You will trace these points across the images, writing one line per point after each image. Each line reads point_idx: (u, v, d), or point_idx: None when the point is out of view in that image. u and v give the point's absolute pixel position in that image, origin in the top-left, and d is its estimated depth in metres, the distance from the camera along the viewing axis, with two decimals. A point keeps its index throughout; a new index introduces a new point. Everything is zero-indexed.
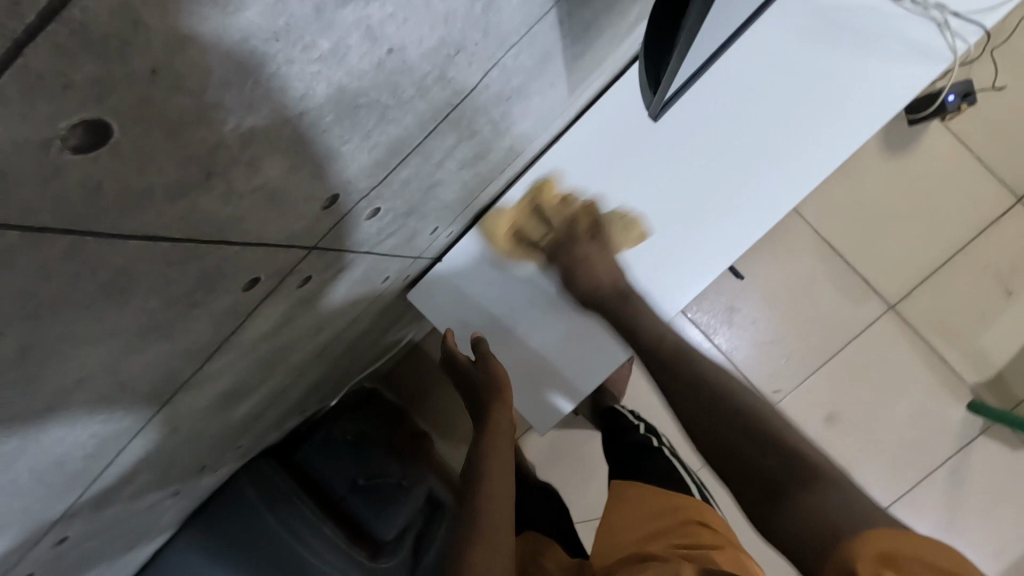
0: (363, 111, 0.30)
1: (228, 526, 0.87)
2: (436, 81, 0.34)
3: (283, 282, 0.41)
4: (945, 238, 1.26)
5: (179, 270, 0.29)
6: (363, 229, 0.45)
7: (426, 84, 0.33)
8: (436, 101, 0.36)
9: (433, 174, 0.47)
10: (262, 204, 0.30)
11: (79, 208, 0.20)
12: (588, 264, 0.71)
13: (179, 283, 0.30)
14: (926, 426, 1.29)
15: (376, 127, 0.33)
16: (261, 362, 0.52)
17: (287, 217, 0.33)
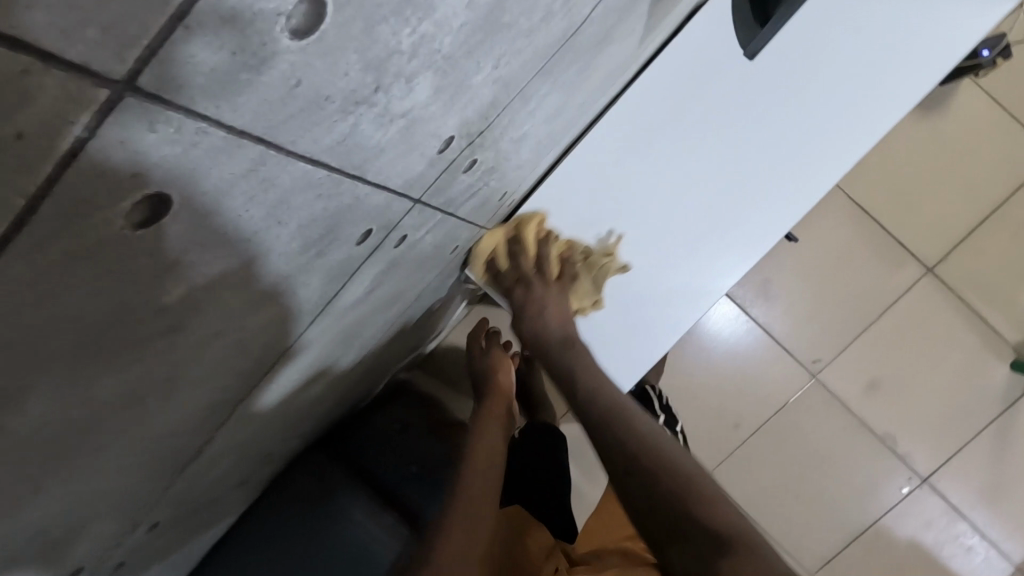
0: (503, 32, 0.28)
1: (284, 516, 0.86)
2: (562, 7, 0.32)
3: (385, 239, 0.39)
4: (982, 196, 1.24)
5: (322, 207, 0.27)
6: (456, 184, 0.43)
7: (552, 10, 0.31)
8: (554, 32, 0.34)
9: (522, 127, 0.45)
10: (400, 136, 0.28)
11: (272, 114, 0.19)
12: (539, 317, 0.69)
13: (317, 225, 0.28)
14: (968, 389, 1.28)
15: (504, 55, 0.31)
16: (344, 334, 0.51)
17: (413, 158, 0.31)
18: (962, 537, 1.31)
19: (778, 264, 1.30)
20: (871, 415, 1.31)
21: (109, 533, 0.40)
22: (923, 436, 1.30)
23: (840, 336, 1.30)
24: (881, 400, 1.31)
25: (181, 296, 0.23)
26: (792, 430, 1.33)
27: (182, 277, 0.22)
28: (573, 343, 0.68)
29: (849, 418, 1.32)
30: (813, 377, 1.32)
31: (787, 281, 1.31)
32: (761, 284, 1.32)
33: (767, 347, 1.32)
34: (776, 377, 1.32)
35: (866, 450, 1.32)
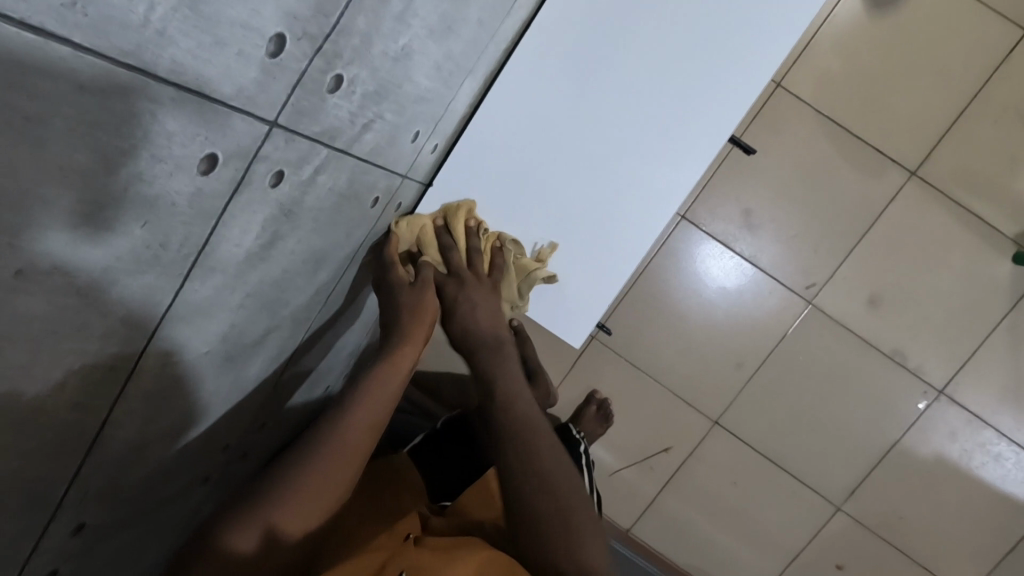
0: None
1: None
2: None
3: (251, 177, 0.36)
4: (956, 87, 1.18)
5: (100, 106, 0.24)
6: (330, 109, 0.39)
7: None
8: None
9: (396, 40, 0.41)
10: (186, 19, 0.25)
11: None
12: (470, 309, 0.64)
13: (110, 134, 0.25)
14: (973, 291, 1.22)
15: None
16: (257, 302, 0.48)
17: (230, 55, 0.28)
18: (990, 445, 1.26)
19: (755, 194, 1.26)
20: (876, 333, 1.26)
21: (13, 535, 0.37)
22: (932, 346, 1.25)
23: (831, 257, 1.25)
24: (882, 316, 1.26)
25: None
26: (796, 361, 1.29)
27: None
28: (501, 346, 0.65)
29: (853, 339, 1.27)
30: (809, 304, 1.27)
31: (768, 208, 1.26)
32: (739, 215, 1.27)
33: (757, 280, 1.28)
34: (771, 309, 1.28)
35: (876, 370, 1.27)
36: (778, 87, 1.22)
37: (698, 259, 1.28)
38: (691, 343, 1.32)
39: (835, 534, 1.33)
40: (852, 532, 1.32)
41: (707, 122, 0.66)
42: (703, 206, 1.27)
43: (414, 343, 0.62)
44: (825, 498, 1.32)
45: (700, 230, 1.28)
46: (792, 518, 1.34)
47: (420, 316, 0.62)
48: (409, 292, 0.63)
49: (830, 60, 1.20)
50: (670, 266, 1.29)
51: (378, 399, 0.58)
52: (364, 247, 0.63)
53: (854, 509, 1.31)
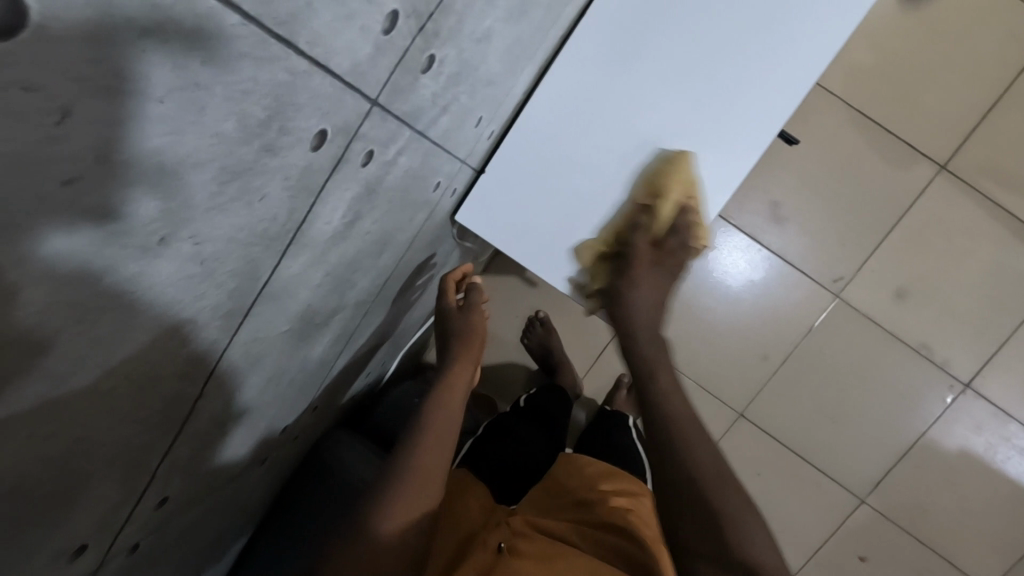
0: None
1: (305, 508, 0.79)
2: None
3: (349, 155, 0.37)
4: (987, 81, 1.19)
5: (253, 72, 0.24)
6: (419, 90, 0.39)
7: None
8: None
9: (481, 22, 0.42)
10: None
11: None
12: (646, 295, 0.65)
13: (258, 99, 0.26)
14: (1000, 285, 1.23)
15: None
16: (332, 282, 0.48)
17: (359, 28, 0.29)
18: (1014, 439, 1.26)
19: (783, 187, 1.26)
20: (902, 326, 1.27)
21: (112, 504, 0.38)
22: (957, 340, 1.25)
23: (858, 251, 1.26)
24: (908, 309, 1.26)
25: (95, 163, 0.21)
26: (822, 355, 1.29)
27: (87, 131, 0.20)
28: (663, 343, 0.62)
29: (878, 332, 1.27)
30: (836, 298, 1.28)
31: (797, 201, 1.26)
32: (768, 208, 1.27)
33: (784, 273, 1.28)
34: (797, 301, 1.29)
35: (902, 364, 1.28)
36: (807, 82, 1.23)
37: (726, 251, 1.29)
38: (718, 336, 1.32)
39: (859, 526, 1.33)
40: (876, 525, 1.33)
41: (763, 95, 0.66)
42: (731, 200, 1.27)
43: (466, 363, 0.72)
44: (849, 490, 1.33)
45: (727, 223, 1.28)
46: (816, 510, 1.35)
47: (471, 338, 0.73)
48: (459, 317, 0.74)
49: (860, 53, 1.21)
50: (697, 260, 1.30)
51: (448, 416, 0.66)
52: (421, 231, 0.64)
53: (878, 502, 1.32)
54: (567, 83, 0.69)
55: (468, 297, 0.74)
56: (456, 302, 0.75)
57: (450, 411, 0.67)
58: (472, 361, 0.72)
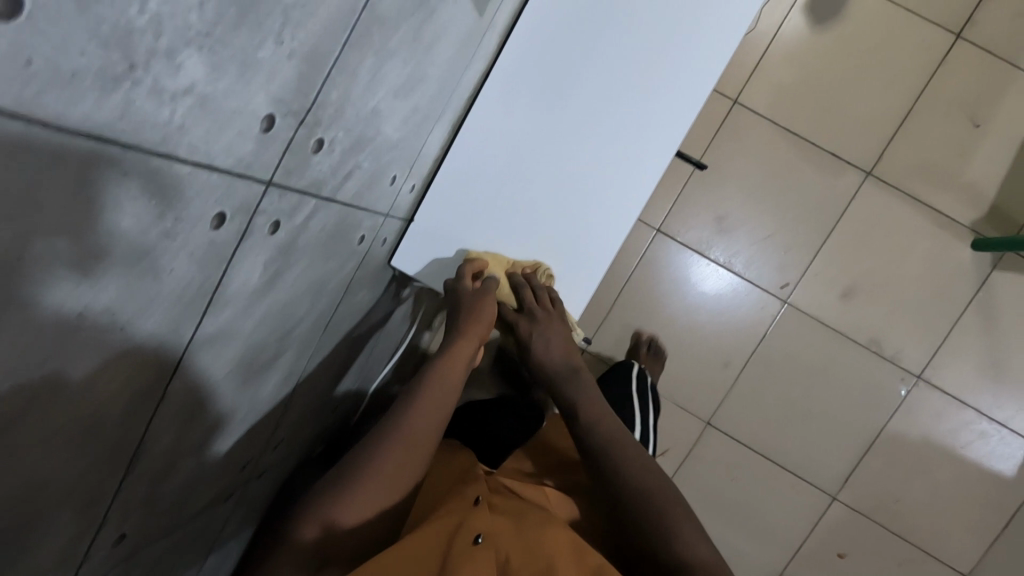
0: (264, 8, 0.33)
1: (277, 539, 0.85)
2: None
3: (253, 226, 0.44)
4: (900, 89, 1.27)
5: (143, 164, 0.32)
6: (314, 165, 0.47)
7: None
8: (337, 6, 0.39)
9: (367, 103, 0.49)
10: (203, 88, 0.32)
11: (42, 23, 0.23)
12: (543, 346, 0.81)
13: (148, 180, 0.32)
14: (938, 277, 1.29)
15: (285, 31, 0.35)
16: (265, 330, 0.55)
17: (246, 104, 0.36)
18: (973, 425, 1.30)
19: (723, 202, 1.33)
20: (851, 325, 1.32)
21: (69, 540, 0.44)
22: (905, 334, 1.31)
23: (800, 258, 1.33)
24: (854, 308, 1.32)
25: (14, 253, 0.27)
26: (779, 358, 1.35)
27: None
28: (575, 373, 0.83)
29: (829, 333, 1.33)
30: (785, 303, 1.34)
31: (739, 215, 1.33)
32: (712, 223, 1.34)
33: (733, 283, 1.35)
34: (750, 309, 1.35)
35: (856, 361, 1.33)
36: (734, 104, 1.32)
37: (676, 268, 1.36)
38: (678, 349, 1.38)
39: (834, 523, 1.37)
40: (851, 520, 1.36)
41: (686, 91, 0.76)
42: (676, 218, 1.35)
43: (469, 340, 0.76)
44: (820, 487, 1.36)
45: (676, 240, 1.36)
46: (791, 510, 1.38)
47: (479, 316, 0.76)
48: (471, 296, 0.76)
49: (780, 75, 1.30)
50: (650, 277, 1.37)
51: (437, 404, 0.71)
52: (358, 277, 0.71)
53: (850, 497, 1.35)
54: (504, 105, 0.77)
55: (488, 284, 0.77)
56: (473, 284, 0.77)
57: (439, 401, 0.72)
58: (476, 340, 0.76)
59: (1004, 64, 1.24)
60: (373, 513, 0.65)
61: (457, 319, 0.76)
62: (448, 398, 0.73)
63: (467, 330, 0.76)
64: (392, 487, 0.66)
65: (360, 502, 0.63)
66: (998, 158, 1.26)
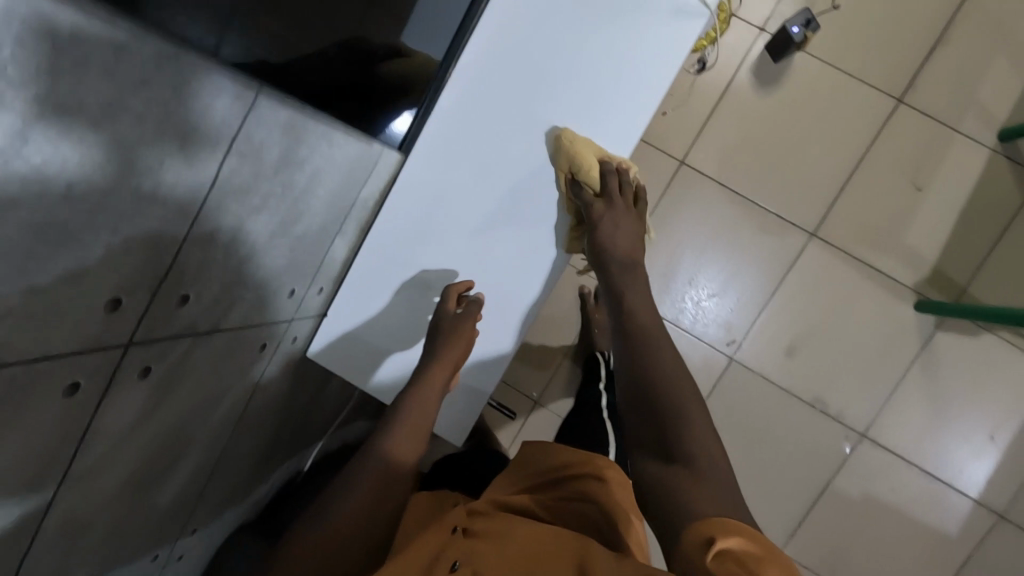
0: (82, 229, 0.39)
1: None
2: (151, 186, 0.43)
3: (118, 378, 0.48)
4: (841, 153, 1.29)
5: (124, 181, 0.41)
6: (182, 315, 0.52)
7: (138, 190, 0.42)
8: (171, 201, 0.46)
9: (234, 253, 0.56)
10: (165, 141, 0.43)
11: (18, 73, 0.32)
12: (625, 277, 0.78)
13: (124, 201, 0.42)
14: (881, 337, 1.31)
15: (110, 237, 0.42)
16: (155, 447, 0.59)
17: (202, 157, 0.47)
18: (917, 483, 1.32)
19: (669, 260, 1.36)
20: (795, 382, 1.34)
21: None
22: (849, 391, 1.33)
23: (746, 315, 1.35)
24: (798, 365, 1.34)
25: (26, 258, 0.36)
26: (726, 414, 1.36)
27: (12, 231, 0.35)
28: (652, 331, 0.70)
29: (774, 389, 1.35)
30: (731, 359, 1.36)
31: (688, 272, 1.36)
32: (658, 280, 1.37)
33: (679, 339, 1.37)
34: (696, 365, 1.37)
35: (801, 418, 1.35)
36: (681, 165, 1.35)
37: None
38: None
39: None
40: None
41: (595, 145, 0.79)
42: None
43: (450, 356, 0.87)
44: (768, 542, 1.38)
45: None
46: None
47: (457, 338, 0.87)
48: (451, 319, 0.88)
49: (724, 137, 1.33)
50: None
51: (422, 412, 0.84)
52: (271, 374, 0.76)
53: (796, 552, 1.37)
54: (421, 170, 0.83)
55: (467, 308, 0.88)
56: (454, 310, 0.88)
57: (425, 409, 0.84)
58: (455, 356, 0.87)
59: (944, 129, 1.26)
60: (383, 499, 0.78)
61: (439, 341, 0.87)
62: (433, 406, 0.85)
63: (448, 350, 0.87)
64: (392, 480, 0.79)
65: (362, 495, 0.77)
66: (937, 221, 1.28)
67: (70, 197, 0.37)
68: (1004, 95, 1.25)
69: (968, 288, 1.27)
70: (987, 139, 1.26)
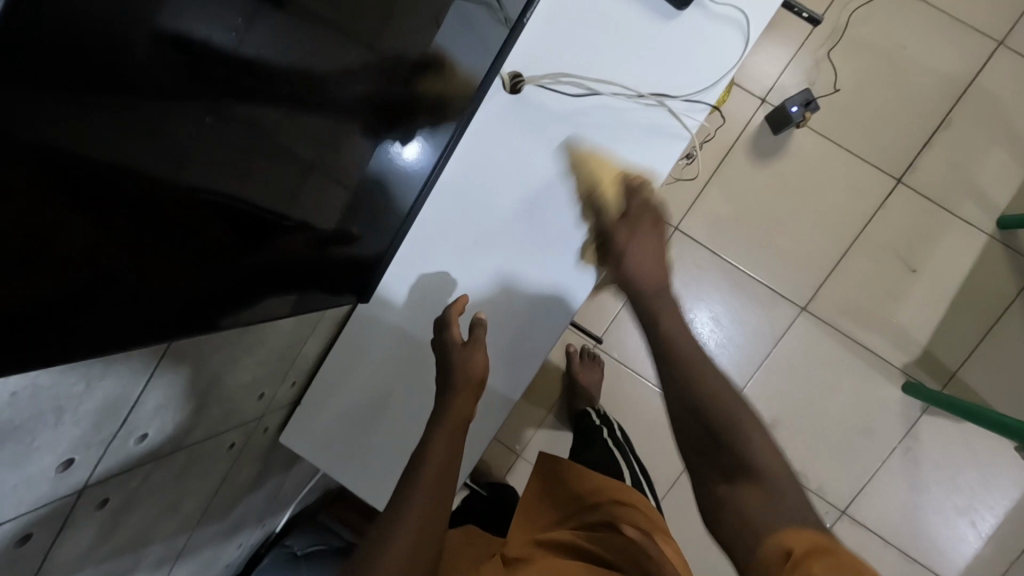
0: (36, 416, 0.40)
1: None
2: (110, 360, 0.44)
3: (73, 518, 0.50)
4: (836, 231, 1.28)
5: (133, 125, 0.36)
6: (140, 450, 0.53)
7: (97, 363, 0.43)
8: (133, 362, 0.46)
9: (196, 384, 0.56)
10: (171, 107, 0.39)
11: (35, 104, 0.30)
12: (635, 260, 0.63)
13: (126, 146, 0.37)
14: (867, 416, 1.30)
15: (66, 410, 0.42)
16: (116, 559, 0.61)
17: (213, 141, 0.43)
18: (896, 565, 1.31)
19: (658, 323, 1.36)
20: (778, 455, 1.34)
21: None
22: (831, 468, 1.32)
23: (731, 384, 1.34)
24: (782, 439, 1.33)
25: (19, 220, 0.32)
26: None
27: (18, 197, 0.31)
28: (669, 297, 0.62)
29: None
30: None
31: None
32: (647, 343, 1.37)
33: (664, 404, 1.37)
34: None
35: None
36: (675, 232, 1.34)
37: (611, 384, 1.39)
38: None
39: None
40: None
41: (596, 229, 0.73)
42: (612, 337, 1.38)
43: (467, 391, 0.70)
44: None
45: (612, 357, 1.39)
46: None
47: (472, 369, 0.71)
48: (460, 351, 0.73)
49: (718, 207, 1.32)
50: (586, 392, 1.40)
51: (451, 441, 0.65)
52: (237, 464, 0.78)
53: None
54: (413, 243, 0.78)
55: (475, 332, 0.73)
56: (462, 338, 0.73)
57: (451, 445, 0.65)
58: (473, 393, 0.70)
59: (943, 212, 1.25)
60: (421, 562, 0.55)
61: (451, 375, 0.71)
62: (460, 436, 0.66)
63: (461, 387, 0.70)
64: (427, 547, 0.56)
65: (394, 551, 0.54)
66: (929, 304, 1.27)
67: (17, 398, 0.38)
68: (1003, 181, 1.24)
69: (958, 374, 1.26)
70: (986, 225, 1.24)
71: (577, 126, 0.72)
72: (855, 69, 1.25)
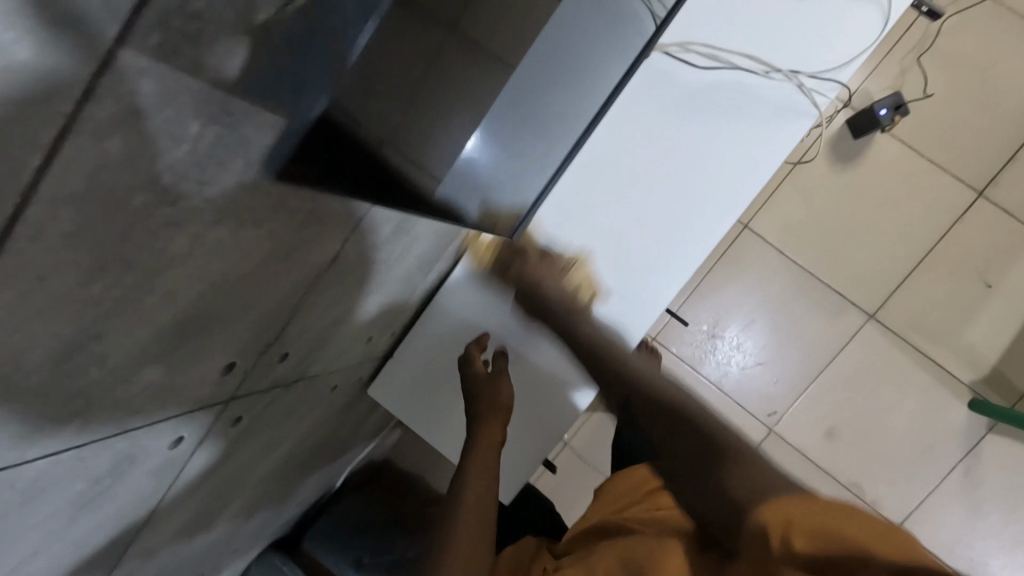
0: (222, 312, 0.40)
1: None
2: (287, 271, 0.44)
3: (211, 430, 0.50)
4: (912, 241, 1.27)
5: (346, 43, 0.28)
6: (276, 370, 0.53)
7: (279, 273, 0.43)
8: (301, 277, 0.46)
9: (333, 312, 0.56)
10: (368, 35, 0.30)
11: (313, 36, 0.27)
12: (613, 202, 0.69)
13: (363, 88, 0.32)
14: (928, 431, 1.27)
15: (245, 312, 0.42)
16: (223, 483, 0.61)
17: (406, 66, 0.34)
18: None
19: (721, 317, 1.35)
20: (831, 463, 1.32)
21: None
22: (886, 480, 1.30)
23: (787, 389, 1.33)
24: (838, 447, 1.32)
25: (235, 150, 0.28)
26: None
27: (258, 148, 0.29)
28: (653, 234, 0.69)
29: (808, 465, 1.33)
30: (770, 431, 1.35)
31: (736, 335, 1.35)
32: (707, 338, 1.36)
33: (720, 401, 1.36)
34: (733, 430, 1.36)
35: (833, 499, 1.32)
36: (746, 228, 1.33)
37: None
38: None
39: None
40: None
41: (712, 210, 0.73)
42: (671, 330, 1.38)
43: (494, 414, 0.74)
44: None
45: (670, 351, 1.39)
46: None
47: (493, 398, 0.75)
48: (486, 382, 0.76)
49: (791, 208, 1.31)
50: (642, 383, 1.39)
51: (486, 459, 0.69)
52: (329, 410, 0.77)
53: None
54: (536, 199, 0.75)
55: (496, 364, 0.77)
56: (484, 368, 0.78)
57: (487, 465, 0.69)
58: (499, 418, 0.74)
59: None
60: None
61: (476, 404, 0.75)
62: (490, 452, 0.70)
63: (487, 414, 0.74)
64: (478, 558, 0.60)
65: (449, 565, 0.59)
66: (1002, 322, 1.24)
67: (217, 291, 0.38)
68: None
69: None
70: None
71: (703, 98, 0.71)
72: (945, 78, 1.24)
